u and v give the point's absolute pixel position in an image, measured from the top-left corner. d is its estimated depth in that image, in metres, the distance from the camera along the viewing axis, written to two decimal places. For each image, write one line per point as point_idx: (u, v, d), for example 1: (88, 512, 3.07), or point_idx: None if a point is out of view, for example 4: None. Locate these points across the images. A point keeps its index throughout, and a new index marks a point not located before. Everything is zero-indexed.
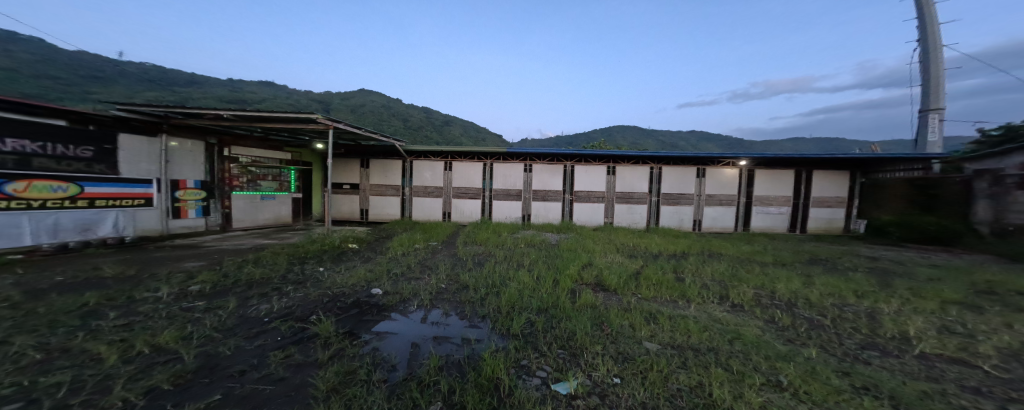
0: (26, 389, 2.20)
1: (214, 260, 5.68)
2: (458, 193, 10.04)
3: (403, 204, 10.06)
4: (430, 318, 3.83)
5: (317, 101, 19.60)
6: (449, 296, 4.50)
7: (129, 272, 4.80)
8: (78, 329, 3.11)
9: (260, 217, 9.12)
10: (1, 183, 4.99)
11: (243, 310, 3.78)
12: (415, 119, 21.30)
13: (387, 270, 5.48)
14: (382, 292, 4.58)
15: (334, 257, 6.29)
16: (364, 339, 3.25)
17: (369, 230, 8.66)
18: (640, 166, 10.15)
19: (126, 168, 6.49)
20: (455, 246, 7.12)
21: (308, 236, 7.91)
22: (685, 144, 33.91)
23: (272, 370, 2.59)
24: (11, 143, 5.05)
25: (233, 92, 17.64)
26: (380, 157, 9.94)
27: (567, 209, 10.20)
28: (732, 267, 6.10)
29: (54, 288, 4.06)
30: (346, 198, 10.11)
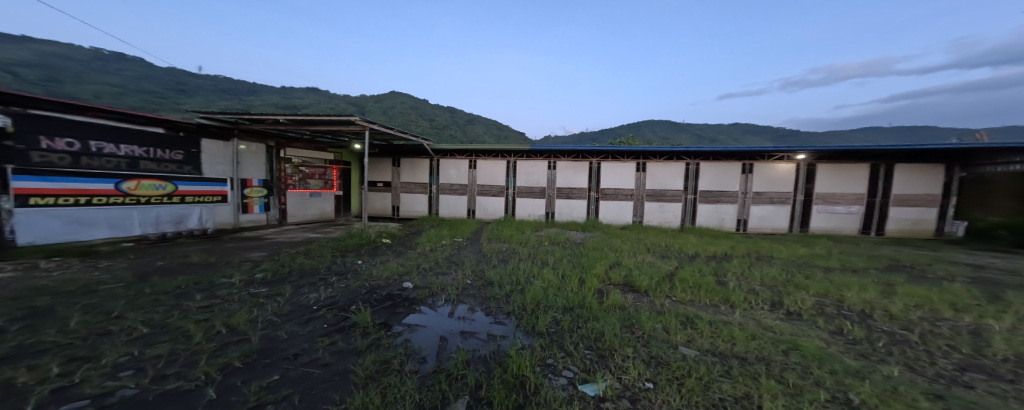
0: (136, 359, 2.56)
1: (273, 251, 6.24)
2: (481, 191, 10.17)
3: (429, 201, 10.39)
4: (457, 313, 3.92)
5: (354, 104, 20.79)
6: (475, 292, 4.58)
7: (210, 259, 5.44)
8: (172, 309, 3.57)
9: (309, 213, 9.86)
10: (118, 183, 5.96)
11: (296, 297, 4.12)
12: (442, 119, 21.83)
13: (416, 264, 5.70)
14: (412, 286, 4.76)
15: (371, 250, 6.66)
16: (396, 330, 3.40)
17: (400, 225, 9.06)
18: (674, 163, 9.62)
19: (207, 169, 7.31)
20: (480, 243, 7.22)
21: (348, 230, 8.44)
22: (727, 138, 31.61)
23: (320, 355, 2.79)
24: (125, 148, 5.99)
25: (285, 99, 19.23)
26: (409, 157, 10.34)
27: (592, 207, 9.94)
28: (783, 271, 5.59)
29: (151, 272, 4.69)
30: (378, 196, 10.67)
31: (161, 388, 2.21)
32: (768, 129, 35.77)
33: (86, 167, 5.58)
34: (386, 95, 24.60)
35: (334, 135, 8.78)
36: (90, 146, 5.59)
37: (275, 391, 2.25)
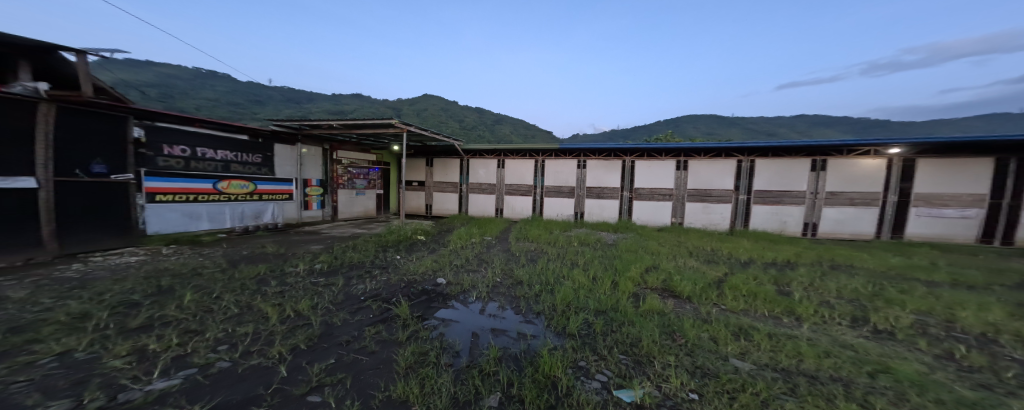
0: (231, 335, 2.93)
1: (328, 245, 6.82)
2: (509, 190, 10.22)
3: (459, 200, 10.65)
4: (487, 311, 3.96)
5: (392, 108, 21.92)
6: (504, 290, 4.60)
7: (281, 250, 6.08)
8: (255, 292, 4.02)
9: (356, 210, 10.56)
10: (215, 182, 6.88)
11: (348, 288, 4.44)
12: (473, 120, 22.25)
13: (449, 261, 5.87)
14: (445, 282, 4.91)
15: (408, 246, 6.98)
16: (431, 324, 3.51)
17: (433, 223, 9.41)
18: (721, 160, 8.90)
19: (279, 170, 8.16)
20: (509, 242, 7.24)
21: (388, 227, 8.93)
22: (786, 131, 28.54)
23: (367, 343, 2.97)
24: (220, 153, 6.91)
25: (336, 105, 20.83)
26: (441, 157, 10.69)
27: (625, 207, 9.53)
28: (868, 284, 4.87)
29: (237, 260, 5.34)
30: (413, 194, 11.18)
31: (247, 363, 2.49)
32: (835, 120, 31.66)
33: (192, 170, 6.53)
34: (421, 99, 25.62)
35: (376, 137, 9.35)
36: (195, 151, 6.55)
37: (329, 374, 2.43)
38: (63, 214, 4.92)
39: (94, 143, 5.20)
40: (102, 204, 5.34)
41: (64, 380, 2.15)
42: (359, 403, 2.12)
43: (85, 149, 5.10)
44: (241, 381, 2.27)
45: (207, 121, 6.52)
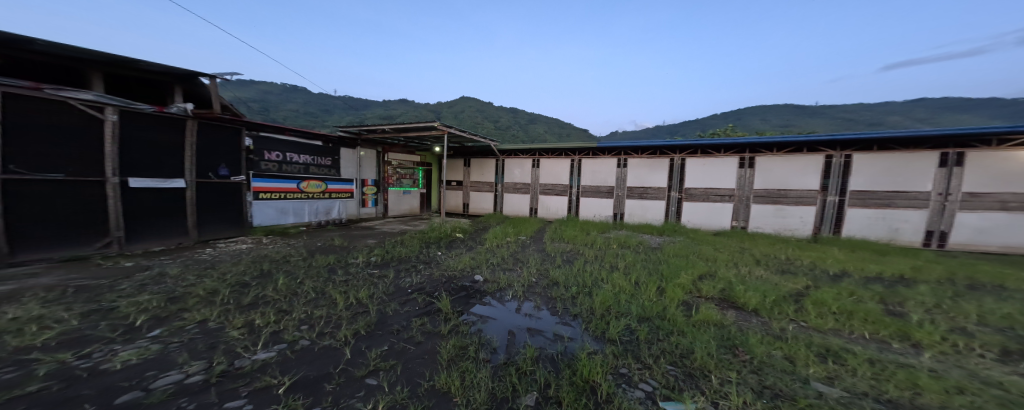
0: (311, 316, 3.13)
1: (382, 239, 7.22)
2: (544, 190, 10.14)
3: (494, 199, 10.79)
4: (523, 310, 3.28)
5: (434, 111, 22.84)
6: (541, 290, 3.79)
7: (345, 243, 6.55)
8: (328, 279, 4.27)
9: (402, 208, 11.05)
10: (298, 182, 7.73)
11: (398, 280, 4.29)
12: (509, 121, 22.39)
13: (486, 259, 5.21)
14: (482, 279, 4.25)
15: (448, 242, 7.08)
16: (467, 319, 3.07)
17: (470, 221, 9.63)
18: (800, 156, 7.71)
19: (344, 172, 8.90)
20: (543, 243, 7.13)
21: (430, 224, 9.27)
22: (871, 120, 24.62)
23: (413, 334, 2.81)
24: (302, 157, 7.75)
25: (384, 111, 22.21)
26: (477, 157, 10.93)
27: (673, 209, 8.95)
28: (1015, 303, 3.84)
29: (313, 251, 5.85)
30: (452, 194, 11.57)
31: (322, 342, 2.64)
32: (939, 103, 26.56)
33: (282, 173, 7.37)
34: (459, 102, 26.33)
35: (420, 140, 9.73)
36: (285, 156, 7.40)
37: (383, 360, 2.40)
38: (201, 208, 5.89)
39: (219, 151, 6.17)
40: (226, 201, 6.29)
41: (202, 344, 2.56)
42: (406, 391, 2.04)
43: (213, 156, 6.07)
44: (317, 359, 2.41)
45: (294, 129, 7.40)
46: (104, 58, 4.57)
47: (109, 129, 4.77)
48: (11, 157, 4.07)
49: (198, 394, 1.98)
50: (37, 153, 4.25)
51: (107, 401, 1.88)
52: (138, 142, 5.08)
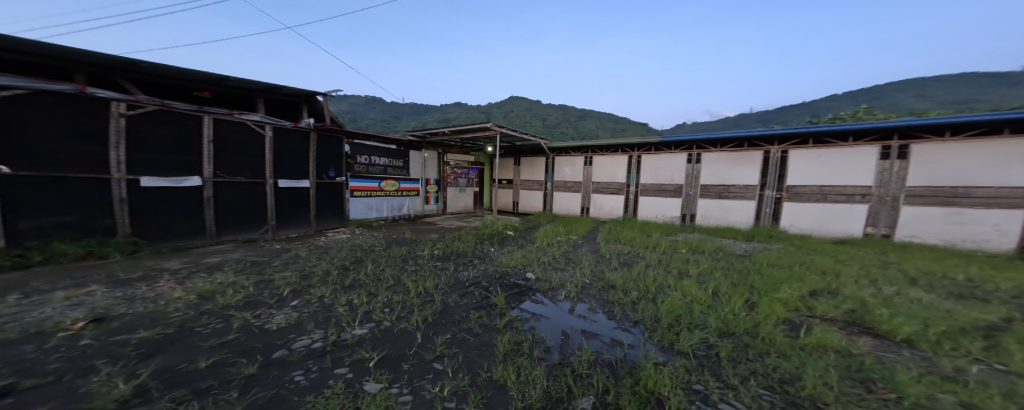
0: (392, 300, 3.42)
1: (443, 234, 7.57)
2: (598, 189, 9.74)
3: (545, 198, 10.71)
4: (576, 311, 3.18)
5: (484, 113, 23.39)
6: (595, 292, 3.63)
7: (413, 236, 7.02)
8: (401, 268, 4.64)
9: (457, 205, 11.11)
10: (380, 181, 8.40)
11: (456, 273, 4.50)
12: (558, 118, 21.98)
13: (537, 257, 5.20)
14: (535, 277, 4.23)
15: (499, 239, 7.18)
16: (520, 317, 3.06)
17: (521, 219, 9.66)
18: (999, 141, 5.32)
19: (416, 171, 9.41)
20: (597, 244, 6.74)
21: (484, 221, 9.47)
22: None
23: (472, 326, 2.90)
24: (383, 160, 8.40)
25: (438, 115, 23.34)
26: (528, 156, 10.98)
27: (771, 210, 7.39)
28: None
29: (389, 242, 6.38)
30: (504, 192, 11.76)
31: (400, 324, 2.88)
32: None
33: (366, 174, 8.05)
34: (508, 102, 26.61)
35: (475, 140, 9.85)
36: (371, 160, 8.13)
37: (447, 347, 2.53)
38: (320, 204, 7.09)
39: (330, 157, 7.21)
40: (334, 197, 7.41)
41: (323, 315, 3.01)
42: (467, 379, 2.12)
43: (327, 161, 7.16)
44: (394, 340, 2.62)
45: (379, 136, 8.10)
46: (265, 86, 5.97)
47: (268, 142, 6.11)
48: (217, 163, 5.50)
49: (320, 357, 2.33)
50: (229, 161, 5.64)
51: (266, 354, 2.34)
52: (284, 151, 6.40)
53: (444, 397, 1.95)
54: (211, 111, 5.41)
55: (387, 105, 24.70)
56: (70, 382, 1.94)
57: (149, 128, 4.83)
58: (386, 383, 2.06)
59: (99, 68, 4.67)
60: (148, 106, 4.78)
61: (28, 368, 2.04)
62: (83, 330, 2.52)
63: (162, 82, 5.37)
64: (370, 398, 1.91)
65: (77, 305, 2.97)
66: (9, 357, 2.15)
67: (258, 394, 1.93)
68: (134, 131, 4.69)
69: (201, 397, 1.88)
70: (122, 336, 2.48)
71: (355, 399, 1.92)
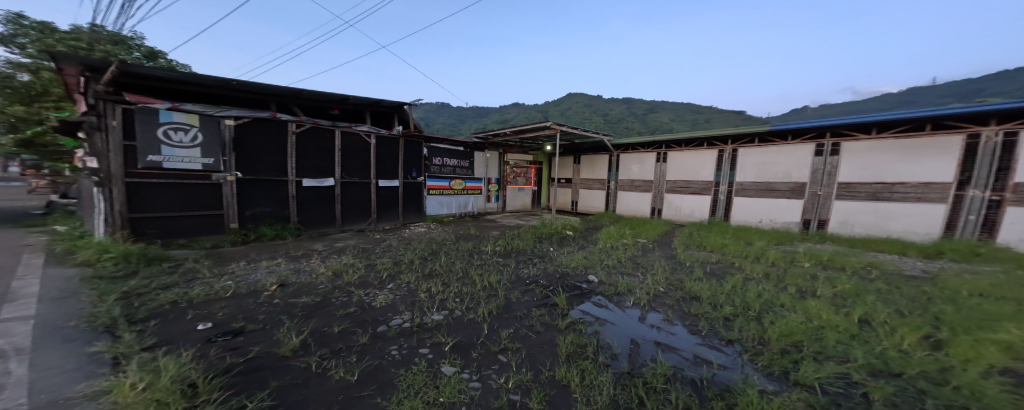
0: (462, 292, 3.54)
1: (504, 232, 7.67)
2: (673, 188, 8.72)
3: (607, 197, 10.19)
4: (648, 321, 2.94)
5: (542, 112, 23.23)
6: (671, 303, 3.30)
7: (477, 232, 7.26)
8: (469, 262, 4.82)
9: (515, 204, 11.15)
10: (449, 181, 8.88)
11: (518, 270, 4.52)
12: (619, 113, 20.75)
13: (599, 259, 4.96)
14: (597, 280, 4.05)
15: (558, 239, 7.01)
16: (583, 320, 2.93)
17: (580, 219, 9.35)
18: None
19: (479, 171, 9.74)
20: (672, 249, 5.89)
21: (542, 220, 9.36)
22: None
23: (534, 323, 2.87)
24: (452, 161, 8.84)
25: (497, 117, 23.82)
26: (589, 153, 10.58)
27: (973, 219, 5.22)
28: None
29: (457, 237, 6.74)
30: (563, 191, 11.52)
31: (469, 315, 2.97)
32: None
33: (439, 174, 8.55)
34: (566, 99, 26.05)
35: (534, 140, 9.81)
36: (443, 161, 8.60)
37: (511, 341, 2.54)
38: (407, 201, 7.82)
39: (413, 159, 7.83)
40: (416, 195, 8.03)
41: (411, 298, 3.29)
42: (530, 374, 2.10)
43: (412, 163, 7.82)
44: (466, 329, 2.72)
45: (450, 140, 8.56)
46: (375, 101, 6.73)
47: (372, 148, 6.93)
48: (344, 167, 6.56)
49: (411, 335, 2.55)
50: (350, 165, 6.66)
51: (373, 328, 2.64)
52: (384, 156, 7.20)
53: (508, 389, 1.95)
54: (341, 126, 6.45)
55: (451, 109, 26.02)
56: (268, 330, 2.50)
57: (310, 142, 6.06)
58: (459, 367, 2.15)
59: (281, 97, 5.94)
60: (307, 123, 5.98)
61: (249, 316, 2.73)
62: (275, 292, 3.25)
63: (317, 105, 6.58)
64: (445, 379, 1.99)
65: (273, 271, 3.87)
66: (243, 305, 2.93)
67: (369, 361, 2.16)
68: (300, 143, 5.95)
69: (335, 356, 2.19)
70: (295, 299, 3.12)
71: (434, 377, 2.02)
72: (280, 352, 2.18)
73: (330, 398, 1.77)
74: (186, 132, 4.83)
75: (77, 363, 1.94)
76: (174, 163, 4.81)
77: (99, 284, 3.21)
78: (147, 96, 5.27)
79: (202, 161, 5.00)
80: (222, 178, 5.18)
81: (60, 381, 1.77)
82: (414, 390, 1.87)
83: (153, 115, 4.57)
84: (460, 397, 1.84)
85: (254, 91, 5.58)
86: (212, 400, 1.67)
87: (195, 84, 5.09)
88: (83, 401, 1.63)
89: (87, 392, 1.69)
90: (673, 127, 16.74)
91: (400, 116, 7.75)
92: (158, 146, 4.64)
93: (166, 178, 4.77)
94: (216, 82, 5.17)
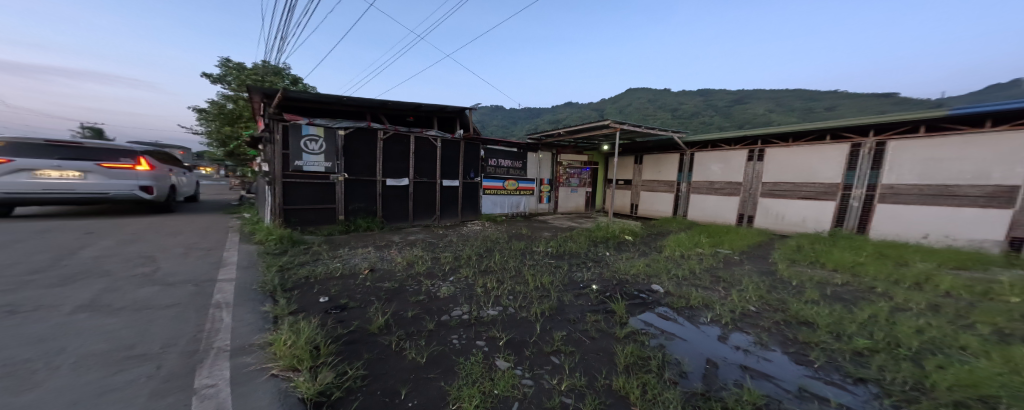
0: (516, 291, 3.53)
1: (555, 233, 7.57)
2: (772, 191, 7.40)
3: (676, 201, 9.31)
4: (731, 341, 2.62)
5: (600, 110, 22.38)
6: (764, 325, 2.88)
7: (527, 233, 7.25)
8: (521, 261, 4.84)
9: (569, 205, 10.90)
10: (502, 181, 9.01)
11: (571, 273, 4.40)
12: (692, 105, 18.65)
13: (666, 268, 4.58)
14: (662, 291, 3.74)
15: (615, 244, 6.65)
16: (648, 332, 2.73)
17: (642, 224, 8.76)
18: None
19: (530, 171, 9.71)
20: (769, 263, 4.98)
21: (597, 223, 8.98)
22: None
23: (589, 328, 2.76)
24: (505, 162, 8.96)
25: (552, 116, 23.58)
26: (654, 153, 9.78)
27: None
28: None
29: (510, 236, 6.79)
30: (620, 193, 10.91)
31: (521, 313, 2.97)
32: None
33: (494, 174, 8.74)
34: (627, 95, 24.75)
35: (590, 140, 9.53)
36: (496, 162, 8.74)
37: (564, 343, 2.47)
38: (465, 200, 8.13)
39: (470, 160, 8.04)
40: (472, 195, 8.30)
41: (468, 292, 3.37)
42: (585, 379, 2.01)
43: (470, 164, 8.06)
44: (518, 326, 2.71)
45: (503, 141, 8.66)
46: (441, 108, 7.12)
47: (438, 151, 7.33)
48: (416, 169, 7.09)
49: (467, 327, 2.62)
50: (419, 166, 7.14)
51: (436, 316, 2.76)
52: (446, 157, 7.55)
53: (561, 391, 1.89)
54: (415, 131, 6.97)
55: (505, 111, 26.46)
56: (363, 308, 2.77)
57: (393, 147, 6.71)
58: (512, 363, 2.14)
59: (376, 109, 6.74)
60: (390, 130, 6.62)
61: (350, 295, 3.05)
62: (368, 275, 3.63)
63: (401, 113, 7.28)
64: (499, 373, 2.00)
65: (366, 258, 4.30)
66: (348, 285, 3.30)
67: (433, 347, 2.26)
68: (386, 149, 6.64)
69: (409, 338, 2.34)
70: (379, 283, 3.43)
71: (489, 370, 2.04)
72: (370, 329, 2.40)
73: (404, 376, 1.87)
74: (317, 142, 5.93)
75: (253, 318, 2.43)
76: (311, 167, 5.94)
77: (266, 258, 4.00)
78: (293, 114, 6.63)
79: (325, 165, 6.06)
80: (335, 178, 6.17)
81: (244, 330, 2.23)
82: (471, 379, 1.90)
83: (298, 129, 5.74)
84: (514, 393, 1.82)
85: (358, 105, 6.45)
86: (328, 363, 1.90)
87: (319, 101, 6.11)
88: (257, 348, 2.02)
89: (259, 342, 2.09)
90: (768, 115, 14.26)
91: (461, 117, 8.01)
92: (300, 154, 5.80)
93: (302, 178, 5.92)
94: (332, 99, 6.11)
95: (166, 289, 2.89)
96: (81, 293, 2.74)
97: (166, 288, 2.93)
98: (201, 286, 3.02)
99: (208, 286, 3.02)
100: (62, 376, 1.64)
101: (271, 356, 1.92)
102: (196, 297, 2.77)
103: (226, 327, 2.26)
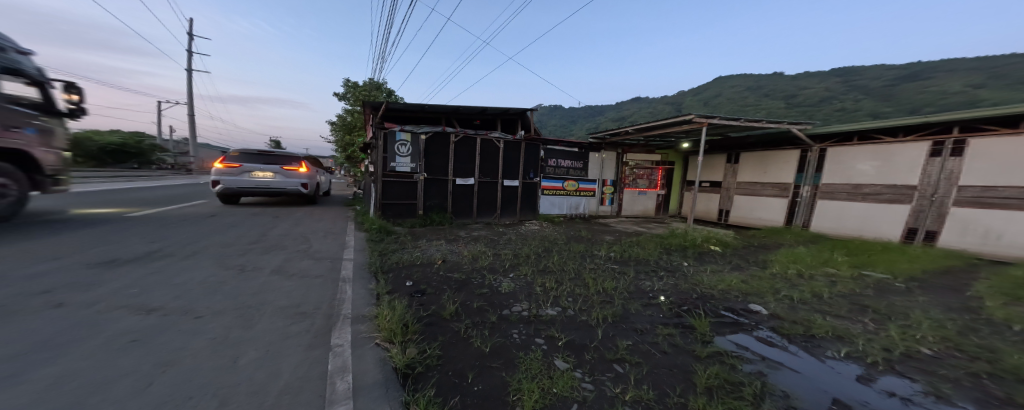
0: (581, 295, 3.48)
1: (619, 237, 7.26)
2: (979, 198, 5.39)
3: (793, 207, 7.80)
4: (872, 383, 2.15)
5: (676, 105, 20.61)
6: (928, 370, 2.30)
7: (588, 235, 7.08)
8: (583, 263, 4.77)
9: (635, 209, 10.32)
10: (563, 182, 8.94)
11: (637, 281, 4.18)
12: (814, 91, 15.38)
13: (772, 288, 4.00)
14: (763, 312, 3.32)
15: (696, 255, 6.06)
16: (742, 357, 2.45)
17: (736, 234, 7.80)
18: None
19: (592, 172, 9.44)
20: (964, 299, 3.77)
21: (670, 229, 8.30)
22: None
23: (659, 341, 2.61)
24: (566, 162, 8.89)
25: (619, 113, 22.47)
26: (756, 150, 8.57)
27: None
28: None
29: (568, 237, 6.77)
30: (705, 197, 9.96)
31: (581, 316, 2.94)
32: None
33: (553, 174, 8.72)
34: (715, 86, 22.22)
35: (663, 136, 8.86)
36: (557, 163, 8.73)
37: (629, 353, 2.38)
38: (524, 200, 8.26)
39: (528, 160, 8.12)
40: (530, 195, 8.37)
41: (528, 290, 3.44)
42: (653, 394, 1.92)
43: (528, 165, 8.15)
44: (577, 329, 2.70)
45: (564, 141, 8.63)
46: (505, 110, 7.36)
47: (500, 152, 7.57)
48: (481, 169, 7.43)
49: (528, 323, 2.69)
50: (484, 166, 7.47)
51: (498, 310, 2.88)
52: (509, 159, 7.77)
53: (625, 401, 1.84)
54: (482, 134, 7.34)
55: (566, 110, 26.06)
56: (438, 295, 3.02)
57: (463, 149, 7.16)
58: (571, 365, 2.15)
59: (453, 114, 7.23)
60: (462, 132, 7.07)
61: (432, 282, 3.33)
62: (441, 265, 3.96)
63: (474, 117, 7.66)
64: (558, 373, 2.02)
65: (440, 250, 4.66)
66: (427, 273, 3.62)
67: (495, 339, 2.36)
68: (457, 150, 7.11)
69: (476, 327, 2.50)
70: (449, 273, 3.70)
71: (548, 368, 2.07)
72: (443, 314, 2.61)
73: (471, 362, 2.01)
74: (405, 146, 6.63)
75: (362, 294, 2.80)
76: (400, 168, 6.66)
77: (369, 244, 4.58)
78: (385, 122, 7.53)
79: (410, 165, 6.71)
80: (416, 177, 6.78)
81: (356, 303, 2.60)
82: (531, 375, 1.95)
83: (392, 135, 6.49)
84: (574, 394, 1.82)
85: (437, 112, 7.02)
86: (414, 340, 2.12)
87: (407, 110, 6.82)
88: (367, 319, 2.35)
89: (369, 314, 2.42)
90: (969, 90, 10.15)
91: (523, 119, 8.17)
92: (392, 156, 6.55)
93: (395, 178, 6.66)
94: (417, 108, 6.74)
95: (314, 263, 3.54)
96: (273, 260, 3.51)
97: (314, 262, 3.59)
98: (332, 263, 3.61)
99: (336, 263, 3.61)
100: (263, 322, 2.14)
101: (375, 327, 2.22)
102: (331, 271, 3.33)
103: (348, 299, 2.67)
